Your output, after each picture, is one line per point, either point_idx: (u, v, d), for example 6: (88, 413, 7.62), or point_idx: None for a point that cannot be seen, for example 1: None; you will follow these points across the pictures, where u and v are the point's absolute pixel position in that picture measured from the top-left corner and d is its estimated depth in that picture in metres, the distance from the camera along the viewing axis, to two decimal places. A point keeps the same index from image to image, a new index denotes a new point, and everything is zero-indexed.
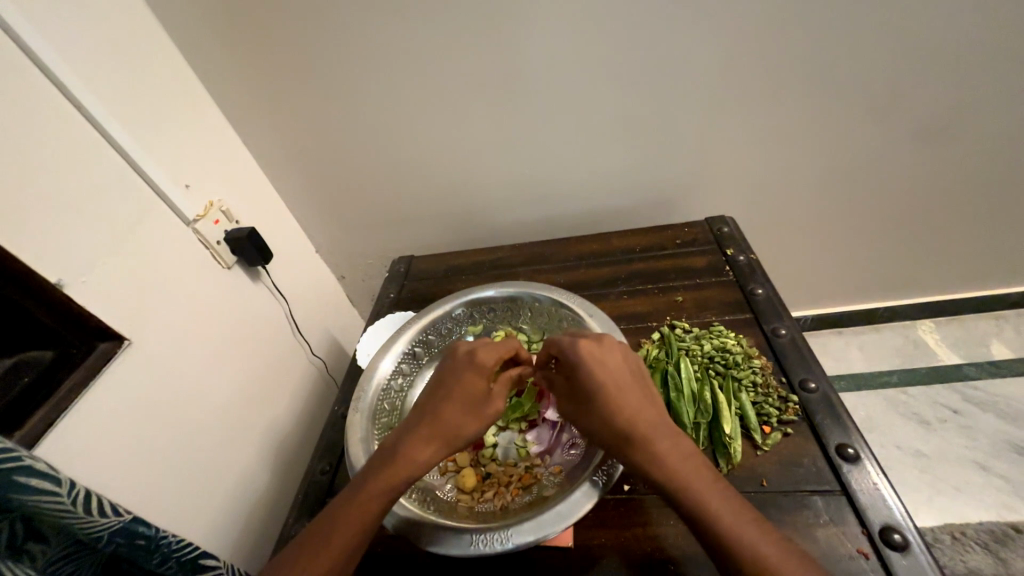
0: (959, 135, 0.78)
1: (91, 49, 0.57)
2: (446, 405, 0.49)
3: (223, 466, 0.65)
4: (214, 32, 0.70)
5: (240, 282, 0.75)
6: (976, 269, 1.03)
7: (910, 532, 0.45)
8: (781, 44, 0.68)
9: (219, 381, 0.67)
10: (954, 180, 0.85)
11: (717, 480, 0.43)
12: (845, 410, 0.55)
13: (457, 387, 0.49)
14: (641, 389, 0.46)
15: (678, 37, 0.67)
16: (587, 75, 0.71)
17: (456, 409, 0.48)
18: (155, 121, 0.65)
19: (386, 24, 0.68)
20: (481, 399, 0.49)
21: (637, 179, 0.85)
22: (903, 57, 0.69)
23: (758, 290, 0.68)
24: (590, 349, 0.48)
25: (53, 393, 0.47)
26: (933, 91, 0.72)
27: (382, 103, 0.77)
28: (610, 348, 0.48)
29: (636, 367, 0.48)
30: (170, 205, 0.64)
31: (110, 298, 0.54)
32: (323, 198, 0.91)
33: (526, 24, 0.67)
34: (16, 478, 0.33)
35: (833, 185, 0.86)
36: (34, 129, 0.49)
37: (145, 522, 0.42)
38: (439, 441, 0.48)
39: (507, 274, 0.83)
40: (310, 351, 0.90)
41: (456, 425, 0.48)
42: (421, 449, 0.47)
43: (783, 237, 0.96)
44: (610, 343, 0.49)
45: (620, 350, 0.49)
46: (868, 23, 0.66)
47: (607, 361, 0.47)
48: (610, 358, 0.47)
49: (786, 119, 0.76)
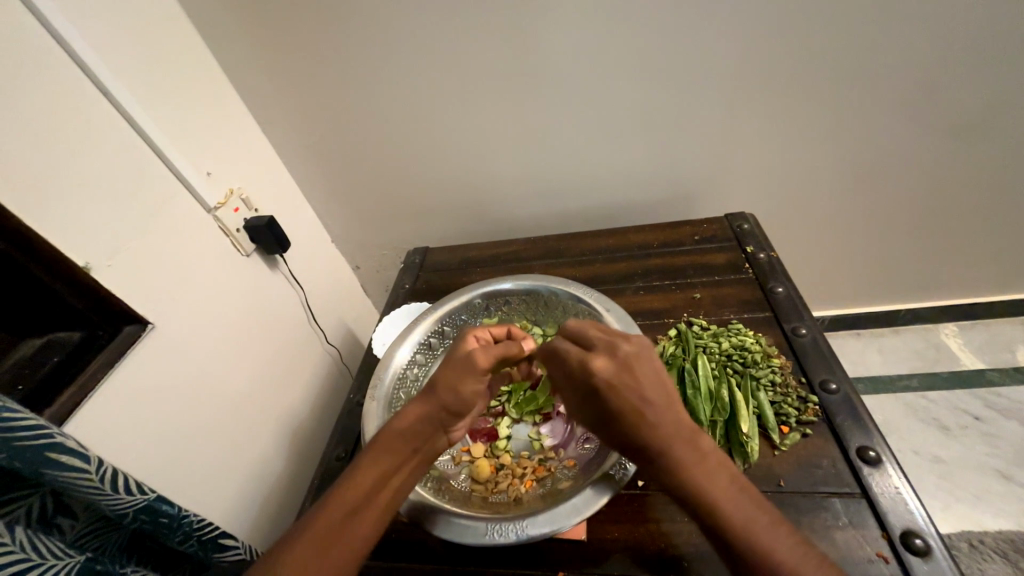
0: (991, 134, 0.75)
1: (117, 37, 0.57)
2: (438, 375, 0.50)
3: (241, 449, 0.66)
4: (237, 21, 0.70)
5: (258, 270, 0.76)
6: (1003, 273, 1.00)
7: (932, 537, 0.45)
8: (808, 38, 0.66)
9: (237, 366, 0.68)
10: (985, 181, 0.82)
11: (739, 483, 0.42)
12: (866, 412, 0.54)
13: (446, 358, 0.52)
14: (664, 397, 0.43)
15: (701, 31, 0.66)
16: (608, 68, 0.71)
17: (444, 375, 0.49)
18: (178, 109, 0.65)
19: (407, 15, 0.68)
20: (464, 357, 0.50)
21: (656, 175, 0.84)
22: (935, 53, 0.67)
23: (778, 289, 0.67)
24: (608, 374, 0.44)
25: (80, 373, 0.48)
26: (967, 88, 0.70)
27: (401, 94, 0.76)
28: (636, 365, 0.45)
29: (656, 371, 0.45)
30: (192, 193, 0.65)
31: (134, 283, 0.55)
32: (341, 189, 0.92)
33: (548, 16, 0.66)
34: (48, 454, 0.34)
35: (857, 184, 0.84)
36: (63, 116, 0.50)
37: (168, 501, 0.43)
38: (430, 408, 0.48)
39: (523, 267, 0.83)
40: (326, 340, 0.91)
41: (444, 388, 0.48)
42: (411, 414, 0.48)
43: (804, 236, 0.94)
44: (635, 363, 0.45)
45: (636, 359, 0.45)
46: (900, 18, 0.64)
47: (623, 381, 0.44)
48: (634, 375, 0.44)
49: (812, 116, 0.75)
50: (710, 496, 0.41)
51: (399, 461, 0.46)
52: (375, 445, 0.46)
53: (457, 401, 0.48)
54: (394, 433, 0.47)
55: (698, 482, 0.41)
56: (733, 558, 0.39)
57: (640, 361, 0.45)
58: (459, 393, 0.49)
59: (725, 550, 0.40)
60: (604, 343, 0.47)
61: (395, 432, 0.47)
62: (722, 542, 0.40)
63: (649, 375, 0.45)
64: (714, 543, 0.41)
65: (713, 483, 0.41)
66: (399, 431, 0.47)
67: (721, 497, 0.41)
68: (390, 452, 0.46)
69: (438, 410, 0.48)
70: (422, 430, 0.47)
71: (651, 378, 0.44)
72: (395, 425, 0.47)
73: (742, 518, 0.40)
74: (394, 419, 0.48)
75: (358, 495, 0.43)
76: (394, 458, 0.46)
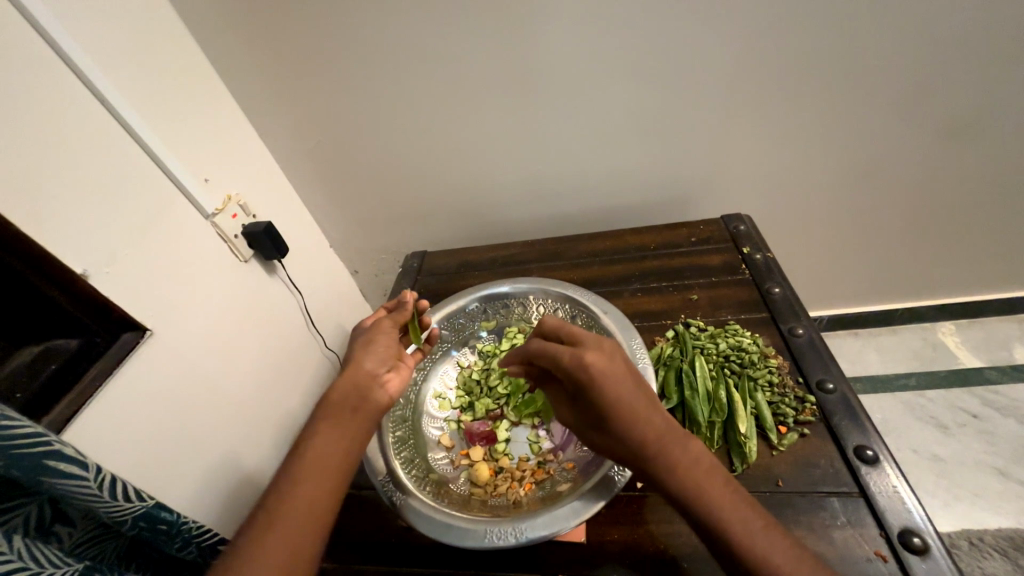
0: (984, 133, 0.76)
1: (113, 44, 0.58)
2: (354, 350, 0.53)
3: (240, 455, 0.66)
4: (234, 29, 0.71)
5: (257, 276, 0.76)
6: (999, 271, 1.01)
7: (930, 535, 0.45)
8: (802, 39, 0.66)
9: (236, 372, 0.68)
10: (978, 180, 0.83)
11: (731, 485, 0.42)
12: (863, 412, 0.54)
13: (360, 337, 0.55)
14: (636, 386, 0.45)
15: (695, 34, 0.67)
16: (603, 72, 0.71)
17: (359, 347, 0.52)
18: (175, 116, 0.66)
19: (403, 21, 0.68)
20: (373, 331, 0.54)
21: (652, 177, 0.84)
22: (926, 54, 0.67)
23: (775, 289, 0.67)
24: (603, 368, 0.44)
25: (78, 380, 0.48)
26: (958, 88, 0.71)
27: (398, 99, 0.77)
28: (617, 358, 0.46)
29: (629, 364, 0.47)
30: (190, 199, 0.65)
31: (133, 290, 0.55)
32: (338, 194, 0.92)
33: (543, 20, 0.67)
34: (47, 462, 0.34)
35: (852, 184, 0.85)
36: (58, 123, 0.50)
37: (168, 508, 0.43)
38: (354, 371, 0.49)
39: (520, 271, 0.83)
40: (325, 344, 0.91)
41: (360, 354, 0.51)
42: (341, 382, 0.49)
43: (800, 236, 0.95)
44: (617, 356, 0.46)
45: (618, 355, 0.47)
46: (891, 20, 0.64)
47: (612, 372, 0.44)
48: (612, 362, 0.45)
49: (806, 117, 0.75)
50: (699, 498, 0.41)
51: (346, 423, 0.46)
52: (321, 413, 0.47)
53: (375, 358, 0.51)
54: (331, 398, 0.47)
55: (689, 484, 0.42)
56: (726, 559, 0.40)
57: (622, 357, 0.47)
58: (374, 352, 0.51)
59: (716, 550, 0.40)
60: (586, 337, 0.48)
61: (334, 399, 0.47)
62: (716, 544, 0.40)
63: (624, 365, 0.46)
64: (707, 545, 0.41)
65: (704, 484, 0.42)
66: (333, 397, 0.47)
67: (712, 499, 0.41)
68: (336, 418, 0.46)
69: (359, 371, 0.49)
70: (357, 389, 0.48)
71: (625, 368, 0.46)
72: (335, 393, 0.48)
73: (731, 521, 0.40)
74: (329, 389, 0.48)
75: (311, 464, 0.43)
76: (338, 421, 0.46)
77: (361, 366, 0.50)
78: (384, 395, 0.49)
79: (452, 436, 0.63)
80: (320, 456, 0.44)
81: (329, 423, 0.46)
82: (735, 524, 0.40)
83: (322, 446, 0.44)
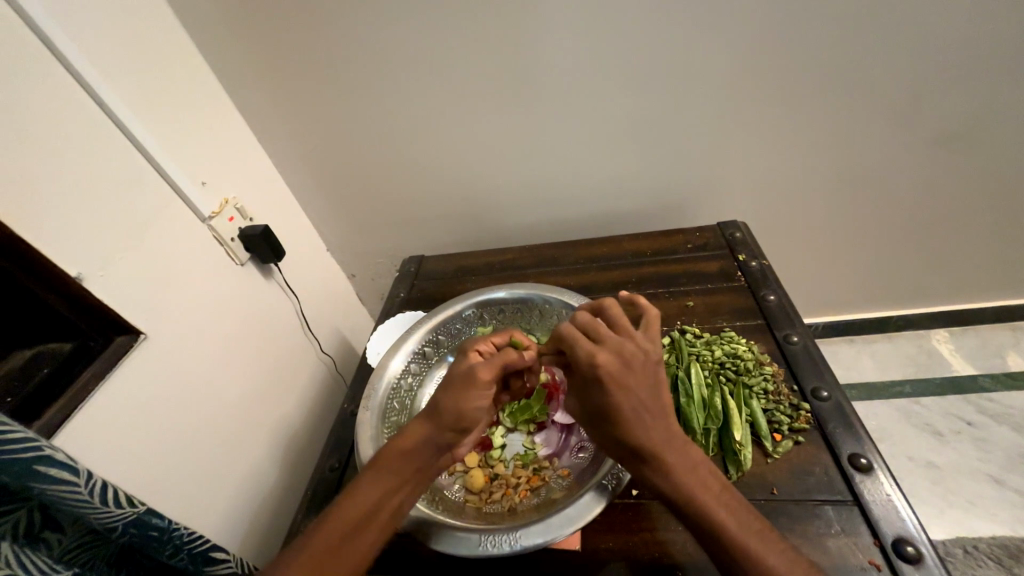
0: (977, 142, 0.77)
1: (111, 47, 0.58)
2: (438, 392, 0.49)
3: (234, 459, 0.66)
4: (233, 32, 0.71)
5: (253, 279, 0.76)
6: (992, 279, 1.01)
7: (923, 544, 0.45)
8: (795, 48, 0.67)
9: (231, 375, 0.68)
10: (972, 188, 0.84)
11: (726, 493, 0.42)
12: (857, 419, 0.54)
13: (450, 375, 0.50)
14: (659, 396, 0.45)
15: (690, 41, 0.67)
16: (599, 79, 0.72)
17: (451, 399, 0.48)
18: (171, 119, 0.65)
19: (400, 26, 0.68)
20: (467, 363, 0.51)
21: (649, 183, 0.85)
22: (919, 62, 0.68)
23: (769, 296, 0.68)
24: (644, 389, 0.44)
25: (70, 384, 0.48)
26: (952, 96, 0.71)
27: (396, 105, 0.77)
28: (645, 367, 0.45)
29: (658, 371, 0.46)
30: (187, 203, 0.65)
31: (126, 292, 0.55)
32: (335, 198, 0.92)
33: (539, 26, 0.67)
34: (37, 467, 0.34)
35: (848, 192, 0.85)
36: (52, 122, 0.50)
37: (158, 514, 0.43)
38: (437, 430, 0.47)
39: (517, 276, 0.83)
40: (320, 349, 0.91)
41: (449, 406, 0.48)
42: (417, 429, 0.48)
43: (795, 244, 0.95)
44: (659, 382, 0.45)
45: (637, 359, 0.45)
46: (883, 30, 0.65)
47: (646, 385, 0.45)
48: (632, 377, 0.44)
49: (803, 124, 0.76)
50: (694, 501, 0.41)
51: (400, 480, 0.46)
52: (375, 463, 0.47)
53: (467, 421, 0.48)
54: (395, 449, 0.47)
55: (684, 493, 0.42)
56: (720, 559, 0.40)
57: (656, 368, 0.46)
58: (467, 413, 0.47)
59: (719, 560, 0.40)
60: (611, 340, 0.46)
61: (389, 451, 0.47)
62: (717, 552, 0.40)
63: (649, 376, 0.45)
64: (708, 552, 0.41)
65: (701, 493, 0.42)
66: (402, 452, 0.47)
67: (707, 504, 0.41)
68: (384, 472, 0.46)
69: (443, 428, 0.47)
70: (430, 451, 0.47)
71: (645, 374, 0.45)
72: (395, 445, 0.47)
73: (730, 523, 0.40)
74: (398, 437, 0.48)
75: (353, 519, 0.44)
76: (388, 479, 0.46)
77: (445, 428, 0.47)
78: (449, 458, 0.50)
79: None
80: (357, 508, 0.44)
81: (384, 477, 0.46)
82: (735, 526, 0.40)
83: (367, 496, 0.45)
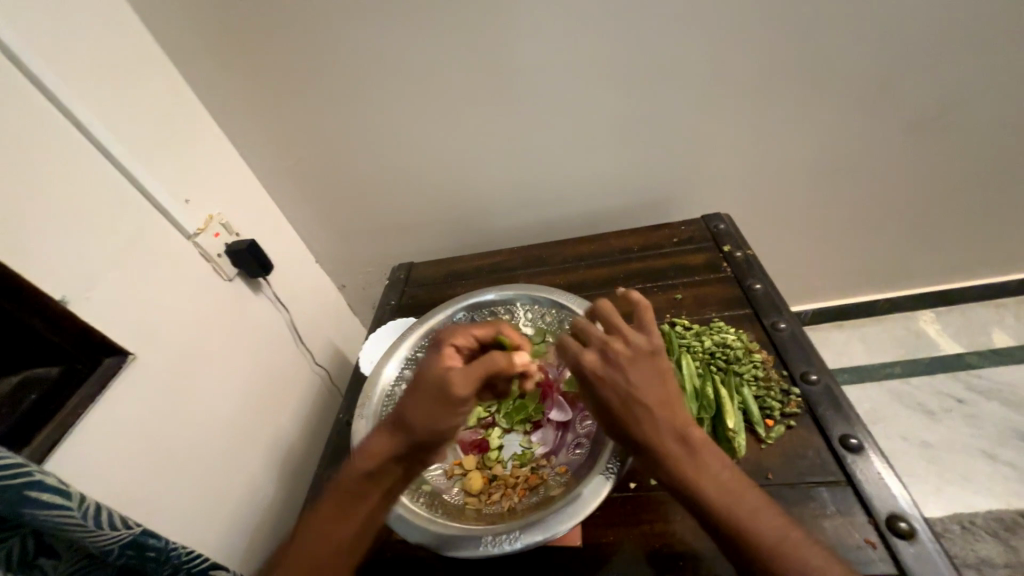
0: (948, 124, 0.78)
1: (86, 68, 0.57)
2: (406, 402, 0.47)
3: (231, 476, 0.65)
4: (210, 48, 0.71)
5: (242, 294, 0.75)
6: (972, 258, 1.03)
7: (917, 519, 0.45)
8: (767, 41, 0.69)
9: (223, 392, 0.67)
10: (947, 170, 0.85)
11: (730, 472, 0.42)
12: (847, 401, 0.55)
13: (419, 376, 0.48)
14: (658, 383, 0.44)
15: (664, 39, 0.68)
16: (578, 79, 0.72)
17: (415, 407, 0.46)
18: (151, 137, 0.65)
19: (377, 35, 0.69)
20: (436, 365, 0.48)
21: (633, 180, 0.86)
22: (887, 51, 0.70)
23: (756, 285, 0.69)
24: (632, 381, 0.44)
25: (60, 409, 0.48)
26: (923, 81, 0.73)
27: (378, 114, 0.77)
28: (626, 360, 0.45)
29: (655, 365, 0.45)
30: (171, 221, 0.65)
31: (113, 314, 0.54)
32: (321, 210, 0.92)
33: (516, 30, 0.68)
34: (28, 493, 0.33)
35: (828, 179, 0.87)
36: (31, 146, 0.50)
37: (155, 535, 0.43)
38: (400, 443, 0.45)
39: (507, 278, 0.83)
40: (314, 361, 0.90)
41: (412, 414, 0.45)
42: (379, 443, 0.46)
43: (780, 233, 0.97)
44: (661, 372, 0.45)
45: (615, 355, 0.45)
46: (851, 19, 0.67)
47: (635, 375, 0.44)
48: (621, 371, 0.45)
49: (779, 115, 0.77)
50: (699, 491, 0.41)
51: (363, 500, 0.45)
52: (335, 487, 0.45)
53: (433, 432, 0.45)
54: (355, 470, 0.45)
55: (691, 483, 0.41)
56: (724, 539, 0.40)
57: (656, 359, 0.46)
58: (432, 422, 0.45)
59: (729, 549, 0.40)
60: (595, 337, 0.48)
61: (347, 474, 0.45)
62: (731, 547, 0.39)
63: (644, 370, 0.45)
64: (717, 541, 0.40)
65: (706, 483, 0.41)
66: (364, 472, 0.45)
67: (715, 493, 0.40)
68: (347, 495, 0.45)
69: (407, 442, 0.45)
70: (394, 463, 0.46)
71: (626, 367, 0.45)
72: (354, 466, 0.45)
73: (739, 512, 0.39)
74: (359, 456, 0.46)
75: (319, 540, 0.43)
76: (349, 502, 0.45)
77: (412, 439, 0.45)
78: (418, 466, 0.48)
79: None
80: (323, 536, 0.43)
81: (345, 499, 0.45)
82: (745, 513, 0.39)
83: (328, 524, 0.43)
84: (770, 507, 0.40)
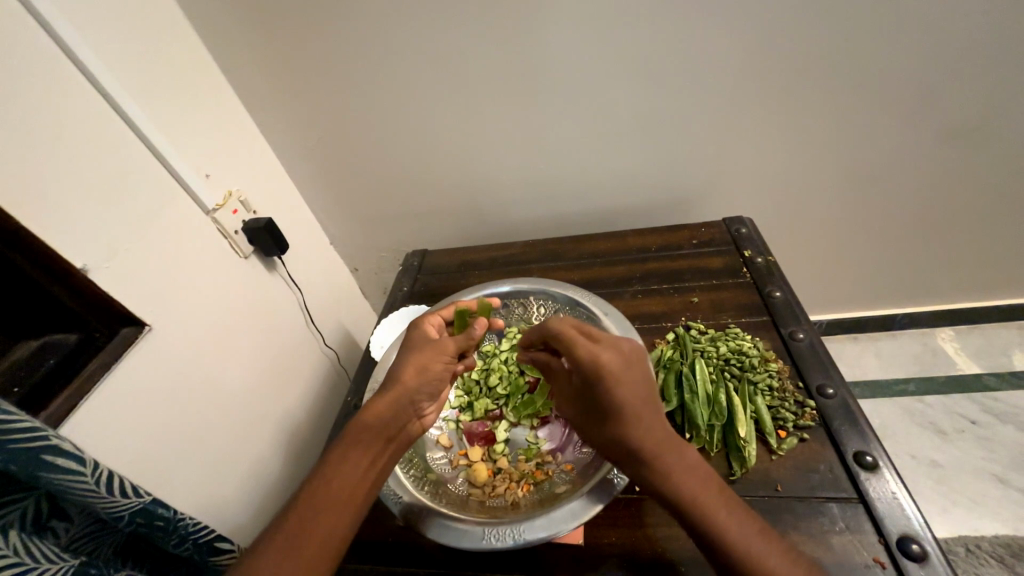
0: (987, 139, 0.76)
1: (118, 42, 0.58)
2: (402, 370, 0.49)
3: (238, 451, 0.66)
4: (237, 26, 0.70)
5: (257, 272, 0.76)
6: (1000, 277, 1.01)
7: (929, 542, 0.45)
8: (803, 44, 0.66)
9: (235, 368, 0.68)
10: (980, 186, 0.83)
11: (721, 493, 0.42)
12: (863, 417, 0.54)
13: (412, 347, 0.53)
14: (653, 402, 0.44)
15: (697, 38, 0.67)
16: (605, 73, 0.71)
17: (409, 365, 0.50)
18: (175, 112, 0.65)
19: (405, 20, 0.68)
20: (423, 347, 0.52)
21: (655, 179, 0.84)
22: (928, 60, 0.67)
23: (776, 293, 0.67)
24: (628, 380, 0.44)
25: (77, 373, 0.48)
26: (963, 93, 0.70)
27: (402, 99, 0.77)
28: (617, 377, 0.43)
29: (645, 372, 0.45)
30: (191, 194, 0.65)
31: (131, 284, 0.55)
32: (339, 192, 0.92)
33: (546, 22, 0.67)
34: (45, 457, 0.34)
35: (855, 189, 0.85)
36: (60, 117, 0.50)
37: (165, 505, 0.43)
38: (400, 396, 0.47)
39: (521, 271, 0.83)
40: (324, 342, 0.91)
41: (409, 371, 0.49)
42: (383, 404, 0.47)
43: (801, 241, 0.95)
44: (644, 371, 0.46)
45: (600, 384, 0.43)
46: (893, 25, 0.64)
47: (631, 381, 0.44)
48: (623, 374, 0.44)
49: (811, 120, 0.75)
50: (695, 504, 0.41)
51: (370, 455, 0.45)
52: (344, 442, 0.45)
53: (430, 382, 0.50)
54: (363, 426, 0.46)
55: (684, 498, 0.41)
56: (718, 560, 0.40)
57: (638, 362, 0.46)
58: (429, 376, 0.50)
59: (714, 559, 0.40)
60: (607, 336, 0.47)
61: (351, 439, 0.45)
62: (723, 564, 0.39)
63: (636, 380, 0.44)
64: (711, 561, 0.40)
65: (700, 497, 0.41)
66: (367, 430, 0.45)
67: (709, 508, 0.41)
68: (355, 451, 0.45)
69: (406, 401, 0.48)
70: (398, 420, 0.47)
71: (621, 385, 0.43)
72: (362, 421, 0.46)
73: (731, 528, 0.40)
74: (360, 414, 0.46)
75: (325, 497, 0.42)
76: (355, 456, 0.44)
77: (412, 389, 0.48)
78: (417, 426, 0.50)
79: (451, 436, 0.62)
80: (327, 498, 0.42)
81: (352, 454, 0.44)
82: (736, 531, 0.40)
83: (342, 483, 0.43)
84: (728, 495, 0.42)
